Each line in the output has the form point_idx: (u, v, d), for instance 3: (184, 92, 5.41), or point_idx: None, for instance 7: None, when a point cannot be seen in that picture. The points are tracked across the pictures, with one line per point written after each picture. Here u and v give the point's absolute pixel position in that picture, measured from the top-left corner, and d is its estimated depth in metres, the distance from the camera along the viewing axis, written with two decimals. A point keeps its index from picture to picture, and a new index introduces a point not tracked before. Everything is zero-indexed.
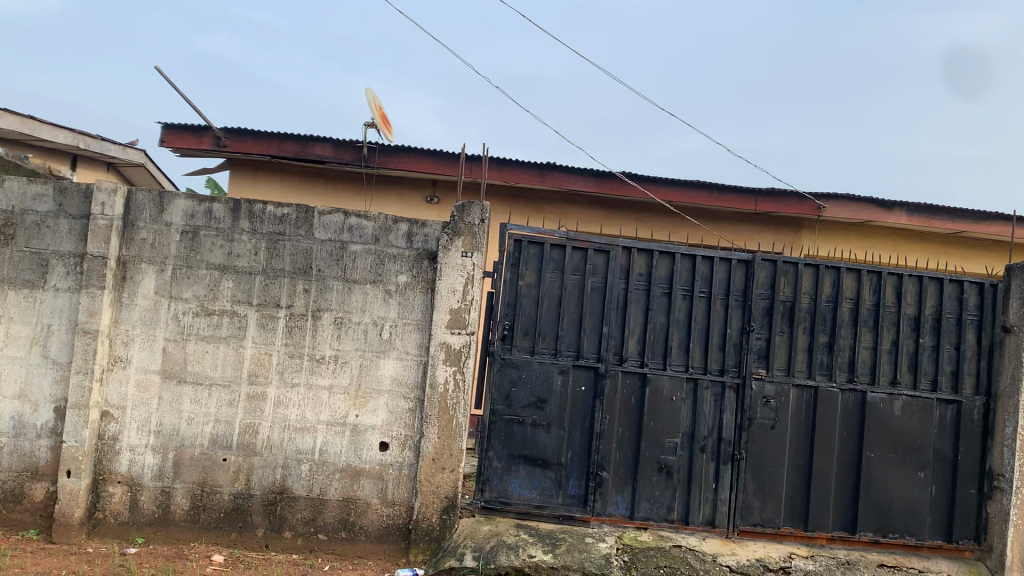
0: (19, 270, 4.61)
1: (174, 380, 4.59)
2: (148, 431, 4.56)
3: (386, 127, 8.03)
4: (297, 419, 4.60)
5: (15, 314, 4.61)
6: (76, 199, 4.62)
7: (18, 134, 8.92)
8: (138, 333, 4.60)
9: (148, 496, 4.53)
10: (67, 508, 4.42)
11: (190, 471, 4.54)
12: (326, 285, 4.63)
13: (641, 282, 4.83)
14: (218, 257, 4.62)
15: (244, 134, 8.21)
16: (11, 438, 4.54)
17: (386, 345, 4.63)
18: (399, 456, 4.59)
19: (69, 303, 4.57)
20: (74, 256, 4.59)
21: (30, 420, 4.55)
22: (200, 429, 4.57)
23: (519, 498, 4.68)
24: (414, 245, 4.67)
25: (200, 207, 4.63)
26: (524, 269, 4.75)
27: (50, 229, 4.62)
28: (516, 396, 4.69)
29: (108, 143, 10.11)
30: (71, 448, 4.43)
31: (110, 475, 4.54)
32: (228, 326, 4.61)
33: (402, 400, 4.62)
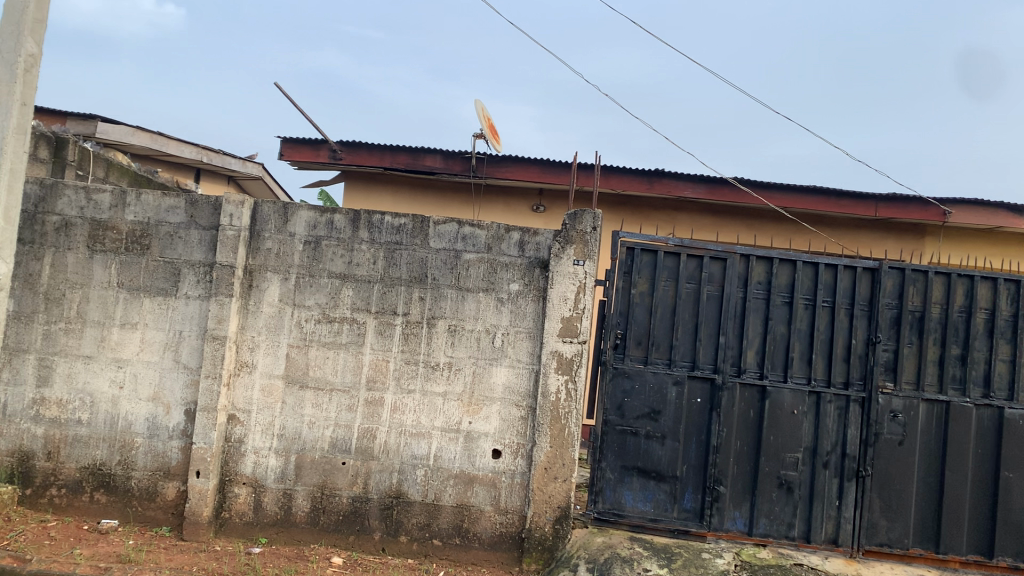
0: (154, 279, 4.84)
1: (296, 384, 4.73)
2: (272, 434, 4.71)
3: (495, 137, 8.11)
4: (412, 425, 4.66)
5: (150, 321, 4.83)
6: (206, 210, 4.82)
7: (148, 150, 9.40)
8: (263, 339, 4.76)
9: (272, 497, 4.67)
10: (197, 507, 4.60)
11: (311, 474, 4.67)
12: (441, 293, 4.70)
13: (760, 291, 4.68)
14: (339, 266, 4.75)
15: (358, 146, 8.44)
16: (145, 439, 4.76)
17: (498, 352, 4.65)
18: (512, 464, 4.59)
19: (199, 310, 4.78)
20: (204, 265, 4.80)
21: (164, 421, 4.76)
22: (321, 432, 4.69)
23: (633, 510, 4.60)
24: (527, 253, 4.68)
25: (322, 218, 4.77)
26: (637, 277, 4.67)
27: (183, 240, 4.83)
28: (630, 406, 4.63)
29: (230, 157, 10.56)
30: (200, 449, 4.62)
31: (235, 476, 4.70)
32: (348, 333, 4.73)
33: (515, 407, 4.62)
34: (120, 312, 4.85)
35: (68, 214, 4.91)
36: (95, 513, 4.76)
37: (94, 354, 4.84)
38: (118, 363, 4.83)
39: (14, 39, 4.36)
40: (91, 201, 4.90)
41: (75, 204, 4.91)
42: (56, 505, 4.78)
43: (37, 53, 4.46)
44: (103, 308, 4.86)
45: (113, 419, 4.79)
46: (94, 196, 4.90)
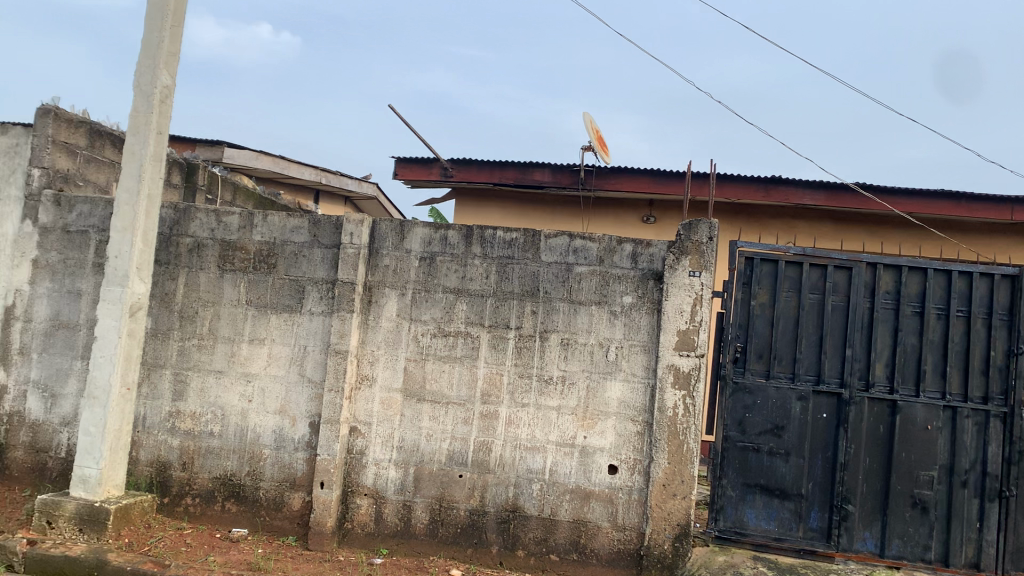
0: (281, 296, 5.03)
1: (414, 398, 4.81)
2: (392, 446, 4.80)
3: (604, 149, 8.07)
4: (527, 439, 4.67)
5: (276, 336, 5.02)
6: (328, 229, 4.98)
7: (270, 173, 9.80)
8: (382, 353, 4.87)
9: (392, 509, 4.76)
10: (321, 518, 4.73)
11: (429, 486, 4.74)
12: (553, 307, 4.70)
13: (889, 301, 4.48)
14: (454, 281, 4.81)
15: (469, 163, 8.58)
16: (273, 451, 4.94)
17: (613, 366, 4.61)
18: (629, 480, 4.53)
19: (322, 326, 4.94)
20: (327, 282, 4.96)
21: (289, 433, 4.93)
22: (439, 445, 4.75)
23: (756, 529, 4.46)
24: (640, 265, 4.62)
25: (436, 234, 4.85)
26: (757, 288, 4.54)
27: (306, 258, 5.01)
28: (751, 422, 4.50)
29: (346, 178, 10.88)
30: (324, 461, 4.76)
31: (357, 488, 4.82)
32: (463, 346, 4.78)
33: (631, 422, 4.56)
34: (249, 328, 5.06)
35: (200, 236, 5.17)
36: (226, 522, 4.97)
37: (225, 369, 5.07)
38: (247, 377, 5.03)
39: (151, 72, 4.62)
40: (221, 223, 5.14)
41: (207, 226, 5.16)
42: (191, 513, 5.01)
43: (171, 85, 4.71)
44: (233, 324, 5.08)
45: (243, 431, 5.00)
46: (223, 218, 5.14)
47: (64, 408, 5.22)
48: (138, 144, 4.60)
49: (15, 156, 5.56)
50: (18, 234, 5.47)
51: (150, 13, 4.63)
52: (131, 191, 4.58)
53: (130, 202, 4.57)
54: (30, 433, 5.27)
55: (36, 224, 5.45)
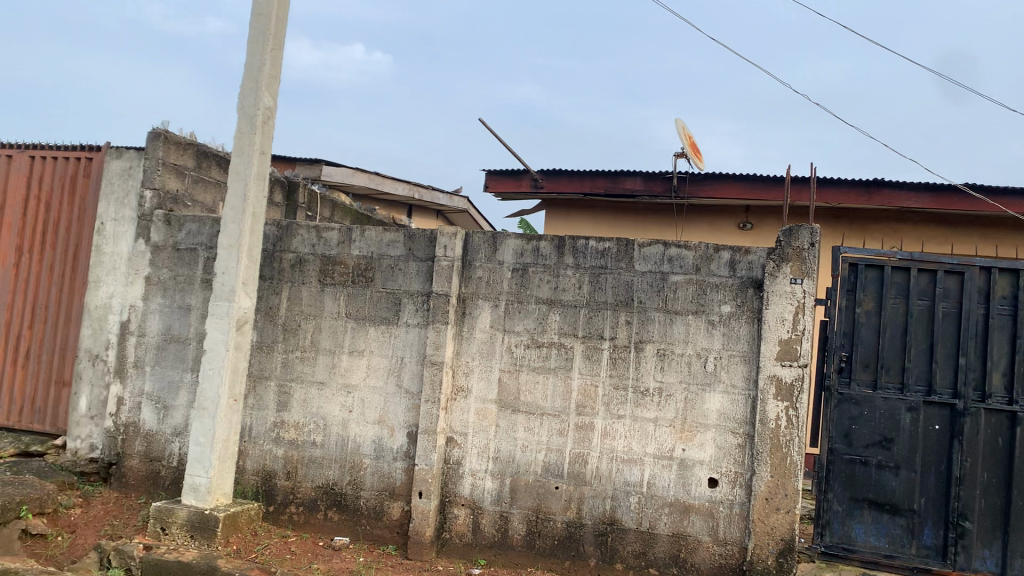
0: (377, 308, 5.13)
1: (509, 409, 4.82)
2: (488, 457, 4.82)
3: (697, 156, 7.95)
4: (624, 451, 4.62)
5: (374, 348, 5.11)
6: (422, 243, 5.06)
7: (364, 188, 10.03)
8: (477, 364, 4.90)
9: (489, 520, 4.78)
10: (420, 527, 4.78)
11: (526, 497, 4.74)
12: (649, 317, 4.64)
13: (1005, 307, 4.26)
14: (546, 292, 4.81)
15: (559, 174, 8.59)
16: (372, 460, 5.03)
17: (711, 377, 4.52)
18: (730, 493, 4.43)
19: (418, 337, 5.01)
20: (422, 294, 5.03)
21: (388, 443, 5.01)
22: (534, 456, 4.75)
23: (865, 545, 4.28)
24: (738, 273, 4.52)
25: (528, 246, 4.86)
26: (861, 294, 4.38)
27: (402, 271, 5.09)
28: (858, 434, 4.33)
29: (437, 192, 11.04)
30: (422, 471, 4.82)
31: (455, 498, 4.85)
32: (557, 358, 4.77)
33: (731, 434, 4.47)
34: (348, 341, 5.17)
35: (302, 252, 5.32)
36: (329, 530, 5.08)
37: (326, 380, 5.19)
38: (347, 389, 5.15)
39: (254, 94, 4.79)
40: (321, 238, 5.29)
41: (308, 242, 5.31)
42: (295, 522, 5.15)
43: (273, 106, 4.88)
44: (333, 337, 5.21)
45: (343, 441, 5.11)
46: (323, 234, 5.28)
47: (176, 419, 5.45)
48: (243, 164, 4.77)
49: (129, 179, 5.87)
50: (133, 253, 5.76)
51: (252, 38, 4.81)
52: (237, 210, 4.76)
53: (236, 221, 4.75)
54: (144, 443, 5.52)
55: (148, 243, 5.72)
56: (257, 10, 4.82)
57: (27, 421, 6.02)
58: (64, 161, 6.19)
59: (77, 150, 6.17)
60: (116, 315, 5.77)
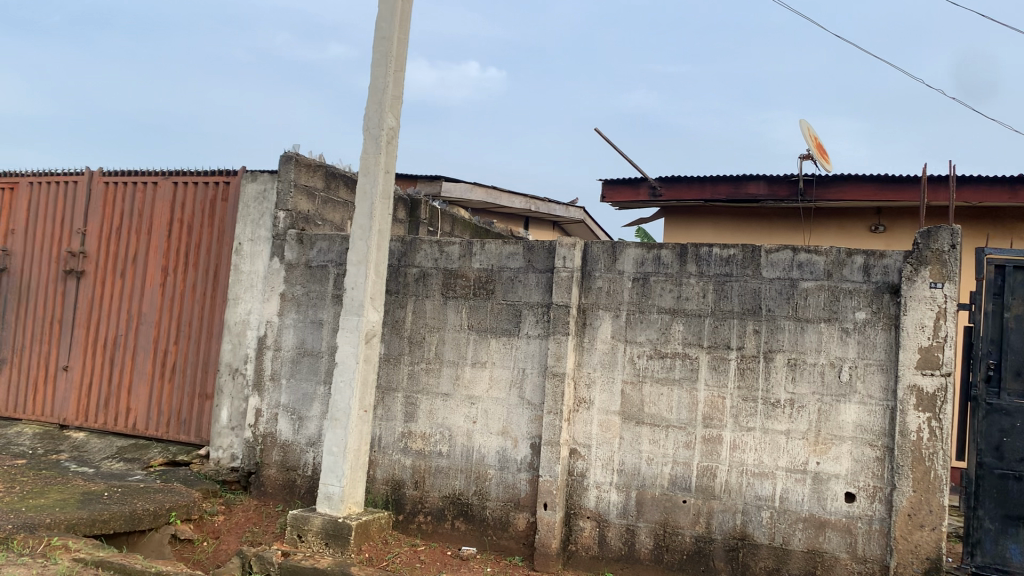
0: (499, 320, 5.18)
1: (633, 421, 4.77)
2: (612, 469, 4.78)
3: (824, 157, 7.69)
4: (754, 464, 4.49)
5: (496, 360, 5.17)
6: (541, 254, 5.08)
7: (482, 203, 10.18)
8: (599, 376, 4.87)
9: (616, 533, 4.73)
10: (546, 539, 4.79)
11: (652, 511, 4.67)
12: (778, 325, 4.50)
13: None
14: (669, 301, 4.74)
15: (678, 180, 8.48)
16: (497, 471, 5.08)
17: (846, 388, 4.35)
18: (869, 509, 4.26)
19: (540, 348, 5.03)
20: (542, 305, 5.05)
21: (512, 454, 5.05)
22: (660, 469, 4.68)
23: (1021, 567, 4.00)
24: (872, 278, 4.34)
25: (650, 254, 4.81)
26: (1010, 298, 4.12)
27: (522, 283, 5.13)
28: (1011, 447, 4.06)
29: (554, 204, 11.08)
30: (546, 482, 4.84)
31: (580, 510, 4.83)
32: (681, 368, 4.69)
33: (868, 447, 4.29)
34: (471, 352, 5.25)
35: (425, 266, 5.45)
36: (456, 540, 5.15)
37: (450, 392, 5.28)
38: (471, 400, 5.22)
39: (378, 115, 4.95)
40: (443, 252, 5.39)
41: (430, 256, 5.43)
42: (424, 531, 5.25)
43: (396, 125, 5.02)
44: (457, 348, 5.30)
45: (469, 452, 5.18)
46: (445, 248, 5.39)
47: (310, 429, 5.67)
48: (369, 183, 4.93)
49: (264, 201, 6.18)
50: (268, 271, 6.04)
51: (376, 61, 4.98)
52: (364, 227, 4.92)
53: (363, 237, 4.90)
54: (281, 452, 5.75)
55: (282, 261, 5.97)
56: (380, 33, 4.98)
57: (174, 432, 6.39)
58: (204, 186, 6.56)
59: (216, 175, 6.54)
60: (254, 330, 6.07)
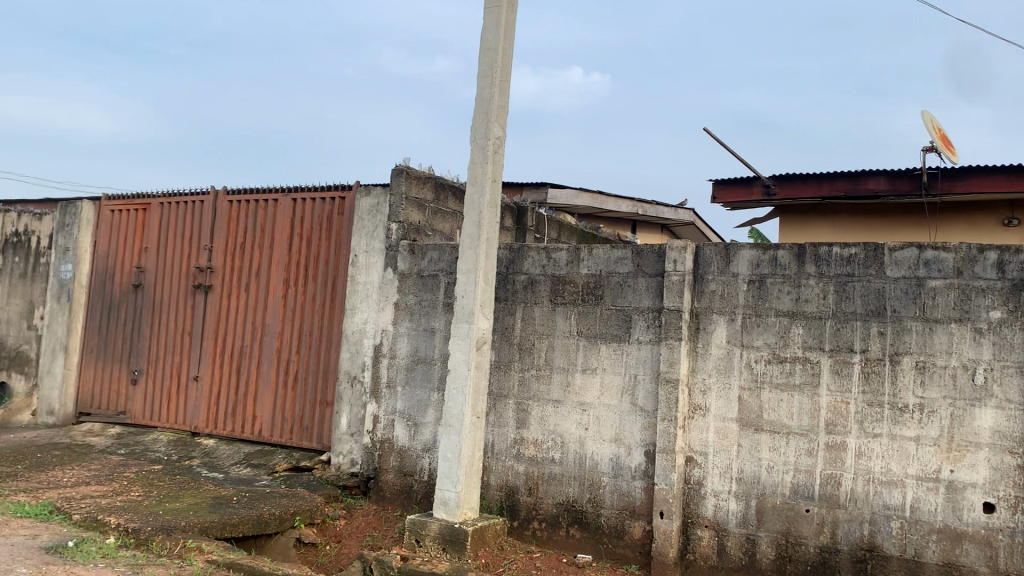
0: (609, 326, 5.14)
1: (751, 427, 4.64)
2: (731, 477, 4.67)
3: (949, 149, 7.33)
4: (882, 472, 4.29)
5: (607, 366, 5.13)
6: (651, 258, 5.02)
7: (590, 208, 10.16)
8: (714, 382, 4.76)
9: (735, 542, 4.61)
10: (663, 547, 4.73)
11: (773, 520, 4.53)
12: (904, 326, 4.30)
13: None
14: (786, 303, 4.60)
15: (792, 179, 8.30)
16: (611, 478, 5.04)
17: (981, 392, 4.12)
18: (1010, 521, 4.01)
19: (652, 354, 4.96)
20: (653, 310, 4.98)
21: (626, 462, 5.00)
22: (781, 477, 4.53)
23: None
24: (1008, 275, 4.09)
25: (765, 255, 4.67)
26: None
27: (632, 288, 5.08)
28: None
29: (662, 207, 10.94)
30: (662, 490, 4.77)
31: (697, 519, 4.73)
32: (801, 373, 4.53)
33: (1008, 454, 4.04)
34: (581, 359, 5.23)
35: (533, 273, 5.47)
36: (572, 547, 5.14)
37: (562, 399, 5.28)
38: (583, 407, 5.19)
39: (485, 125, 5.00)
40: (551, 259, 5.40)
41: (538, 263, 5.45)
42: (539, 538, 5.26)
43: (503, 134, 5.07)
44: (567, 355, 5.29)
45: (582, 459, 5.16)
46: (553, 255, 5.39)
47: (425, 435, 5.77)
48: (477, 193, 4.99)
49: (378, 214, 6.35)
50: (382, 281, 6.20)
51: (482, 71, 5.04)
52: (473, 236, 4.98)
53: (472, 247, 4.96)
54: (398, 458, 5.88)
55: (395, 272, 6.12)
56: (486, 44, 5.04)
57: (297, 439, 6.62)
58: (320, 201, 6.79)
59: (330, 190, 6.76)
60: (370, 339, 6.23)
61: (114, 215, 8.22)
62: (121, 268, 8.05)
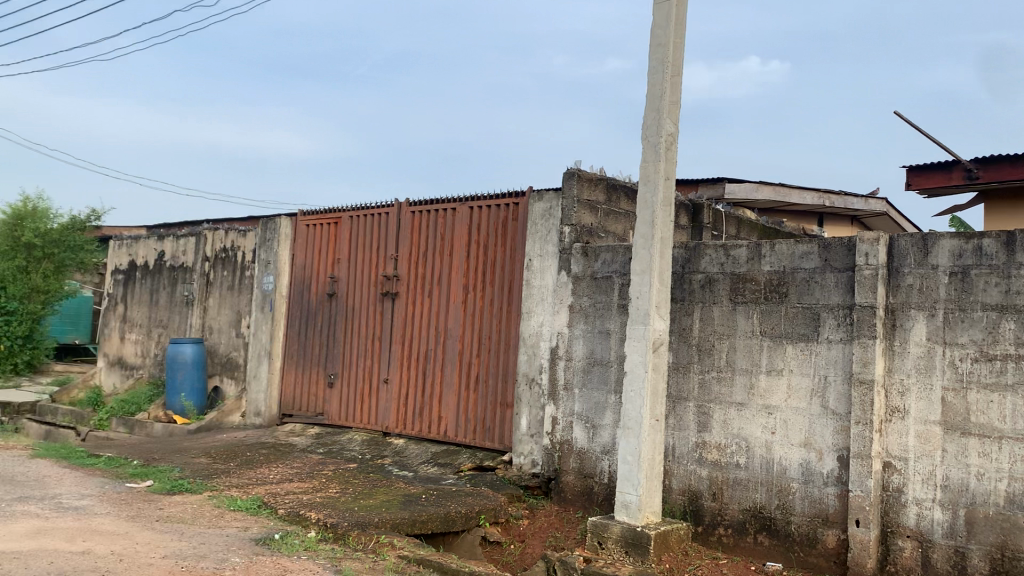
0: (795, 325, 4.93)
1: (957, 431, 4.29)
2: (934, 484, 4.34)
3: None
4: None
5: (794, 367, 4.91)
6: (840, 252, 4.76)
7: (772, 201, 9.78)
8: (914, 382, 4.44)
9: (942, 555, 4.28)
10: (860, 558, 4.47)
11: (986, 532, 4.17)
12: None
13: None
14: (995, 296, 4.23)
15: (999, 161, 7.66)
16: (801, 484, 4.82)
17: None
18: None
19: (843, 354, 4.70)
20: (843, 307, 4.72)
21: (817, 467, 4.76)
22: (993, 486, 4.16)
23: None
24: None
25: (969, 244, 4.32)
26: None
27: (819, 284, 4.84)
28: None
29: (851, 197, 10.34)
30: (857, 497, 4.51)
31: (898, 528, 4.43)
32: (1014, 372, 4.15)
33: None
34: (766, 359, 5.04)
35: (712, 272, 5.34)
36: (760, 554, 4.96)
37: (745, 401, 5.11)
38: (768, 409, 5.00)
39: (657, 122, 4.94)
40: (729, 256, 5.25)
41: (717, 261, 5.31)
42: (725, 544, 5.11)
43: (674, 131, 4.98)
44: (750, 356, 5.11)
45: (769, 464, 4.97)
46: (732, 252, 5.24)
47: (604, 438, 5.76)
48: (650, 192, 4.93)
49: (551, 218, 6.41)
50: (557, 284, 6.26)
51: (653, 69, 4.98)
52: (646, 236, 4.93)
53: (646, 247, 4.91)
54: (578, 460, 5.91)
55: (570, 275, 6.16)
56: (656, 41, 4.99)
57: (480, 439, 6.80)
58: (495, 207, 6.96)
59: (506, 196, 6.90)
60: (547, 342, 6.30)
61: (309, 229, 8.81)
62: (316, 279, 8.61)
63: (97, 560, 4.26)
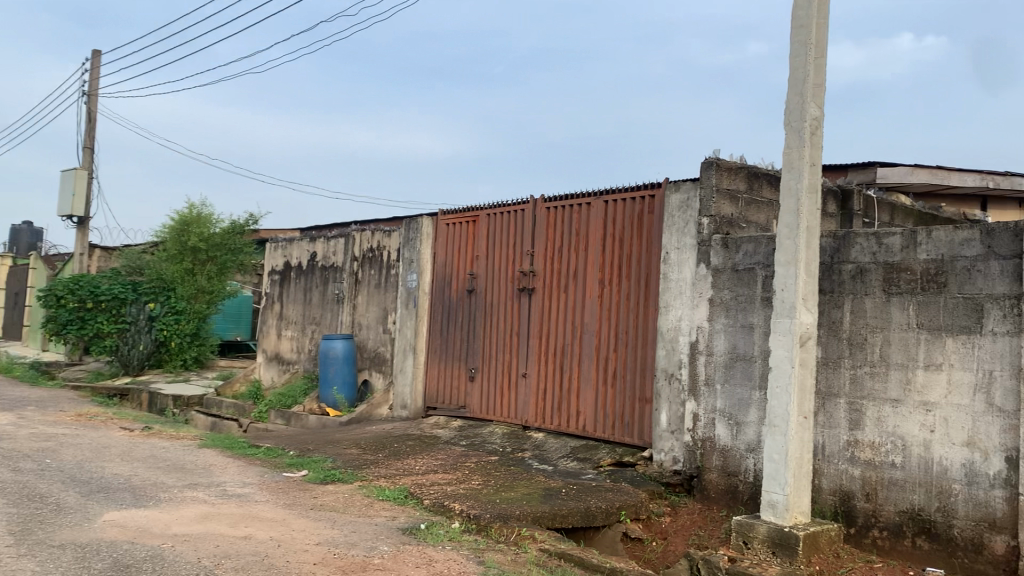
0: (955, 317, 4.62)
1: None
2: None
3: None
4: None
5: (955, 361, 4.61)
6: (1005, 238, 4.42)
7: (929, 185, 9.21)
8: None
9: None
10: None
11: None
12: None
13: None
14: None
15: None
16: (964, 486, 4.51)
17: None
18: None
19: (1010, 347, 4.37)
20: (1010, 297, 4.39)
21: (982, 468, 4.45)
22: None
23: None
24: None
25: None
26: None
27: (982, 273, 4.52)
28: None
29: (1019, 178, 9.58)
30: None
31: None
32: None
33: None
34: (923, 354, 4.75)
35: (861, 261, 5.09)
36: (919, 559, 4.69)
37: (901, 398, 4.83)
38: (926, 406, 4.72)
39: (800, 107, 4.74)
40: (882, 245, 4.98)
41: (867, 251, 5.06)
42: (880, 547, 4.87)
43: (819, 115, 4.77)
44: (905, 350, 4.83)
45: (928, 464, 4.68)
46: (884, 240, 4.97)
47: (748, 434, 5.60)
48: (793, 179, 4.74)
49: (688, 209, 6.28)
50: (696, 277, 6.13)
51: (794, 52, 4.79)
52: (791, 226, 4.75)
53: (790, 237, 4.73)
54: (721, 457, 5.78)
55: (709, 267, 6.03)
56: (797, 22, 4.80)
57: (619, 434, 6.76)
58: (631, 200, 6.89)
59: (642, 188, 6.82)
60: (686, 336, 6.18)
61: (449, 227, 9.02)
62: (456, 276, 8.81)
63: (258, 545, 4.54)
